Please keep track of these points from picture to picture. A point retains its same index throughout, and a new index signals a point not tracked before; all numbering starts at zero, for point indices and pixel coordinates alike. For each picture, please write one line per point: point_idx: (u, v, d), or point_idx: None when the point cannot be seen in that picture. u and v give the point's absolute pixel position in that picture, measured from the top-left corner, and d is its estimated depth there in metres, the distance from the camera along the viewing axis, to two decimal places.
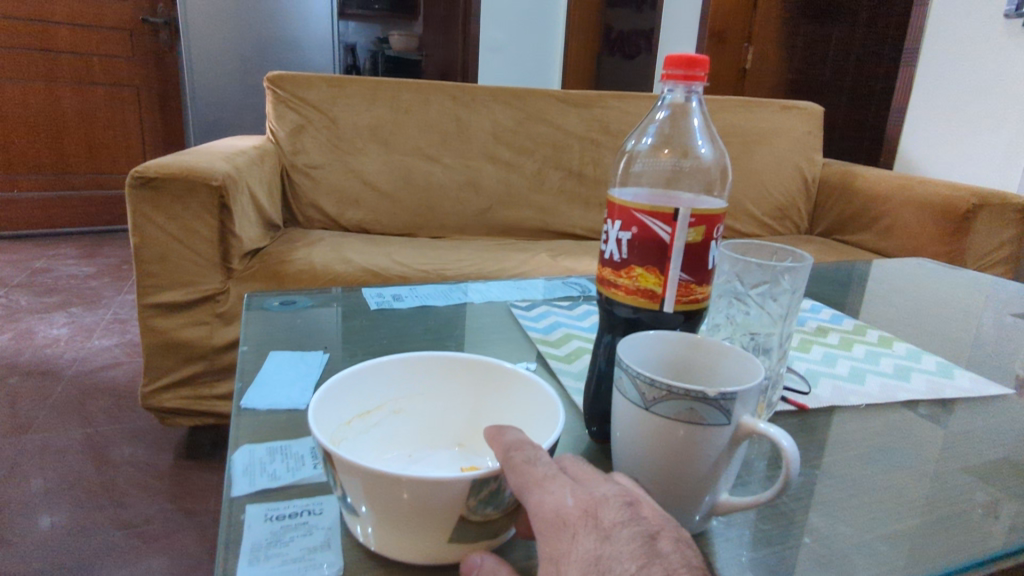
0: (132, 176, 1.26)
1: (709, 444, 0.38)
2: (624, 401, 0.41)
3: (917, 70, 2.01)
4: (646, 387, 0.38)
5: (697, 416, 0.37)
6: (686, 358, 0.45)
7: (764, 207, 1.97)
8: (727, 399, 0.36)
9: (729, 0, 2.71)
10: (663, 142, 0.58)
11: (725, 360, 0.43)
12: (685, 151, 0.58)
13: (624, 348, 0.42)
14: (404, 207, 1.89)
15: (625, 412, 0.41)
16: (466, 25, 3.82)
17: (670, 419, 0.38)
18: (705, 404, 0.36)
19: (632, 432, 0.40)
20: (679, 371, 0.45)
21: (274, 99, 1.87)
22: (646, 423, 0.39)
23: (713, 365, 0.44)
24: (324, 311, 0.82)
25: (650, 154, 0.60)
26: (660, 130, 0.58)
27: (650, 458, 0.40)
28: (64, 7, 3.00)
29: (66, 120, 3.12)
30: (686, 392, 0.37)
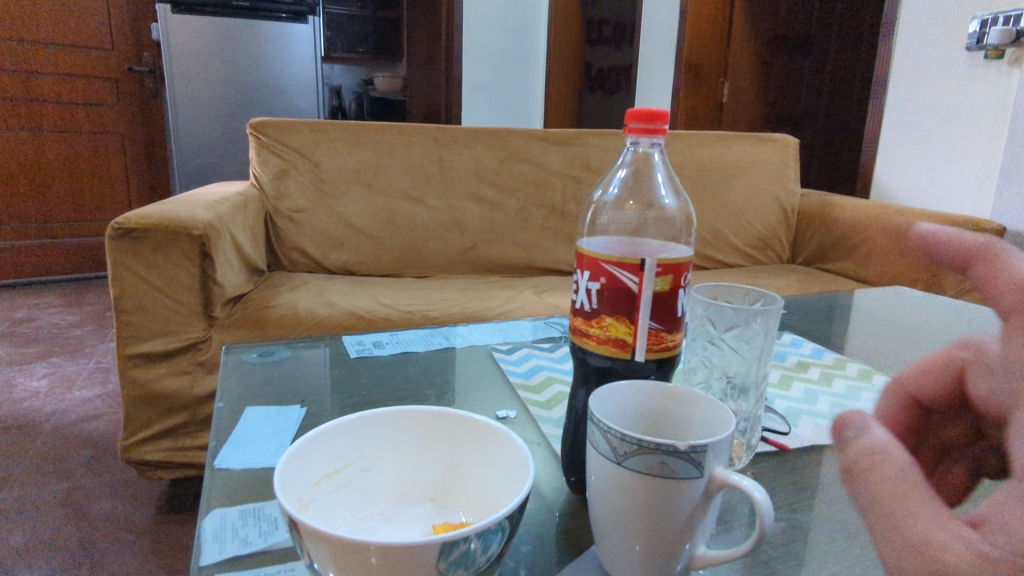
0: (112, 227, 1.26)
1: (683, 497, 0.37)
2: (597, 455, 0.40)
3: (886, 102, 2.07)
4: (617, 441, 0.38)
5: (670, 469, 0.37)
6: (660, 407, 0.44)
7: (745, 237, 1.99)
8: (697, 452, 0.36)
9: (703, 38, 2.79)
10: (630, 192, 0.59)
11: (697, 409, 0.43)
12: (650, 202, 0.60)
13: (596, 400, 0.42)
14: (389, 248, 1.89)
15: (598, 466, 0.40)
16: (448, 67, 3.90)
17: (644, 473, 0.38)
18: (676, 458, 0.36)
19: (607, 487, 0.40)
20: (654, 422, 0.44)
21: (257, 145, 1.89)
22: (619, 477, 0.39)
23: (688, 415, 0.44)
24: (304, 361, 0.81)
25: (616, 205, 0.61)
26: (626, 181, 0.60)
27: (626, 512, 0.39)
28: (49, 58, 3.04)
29: (49, 169, 3.13)
30: (657, 446, 0.37)
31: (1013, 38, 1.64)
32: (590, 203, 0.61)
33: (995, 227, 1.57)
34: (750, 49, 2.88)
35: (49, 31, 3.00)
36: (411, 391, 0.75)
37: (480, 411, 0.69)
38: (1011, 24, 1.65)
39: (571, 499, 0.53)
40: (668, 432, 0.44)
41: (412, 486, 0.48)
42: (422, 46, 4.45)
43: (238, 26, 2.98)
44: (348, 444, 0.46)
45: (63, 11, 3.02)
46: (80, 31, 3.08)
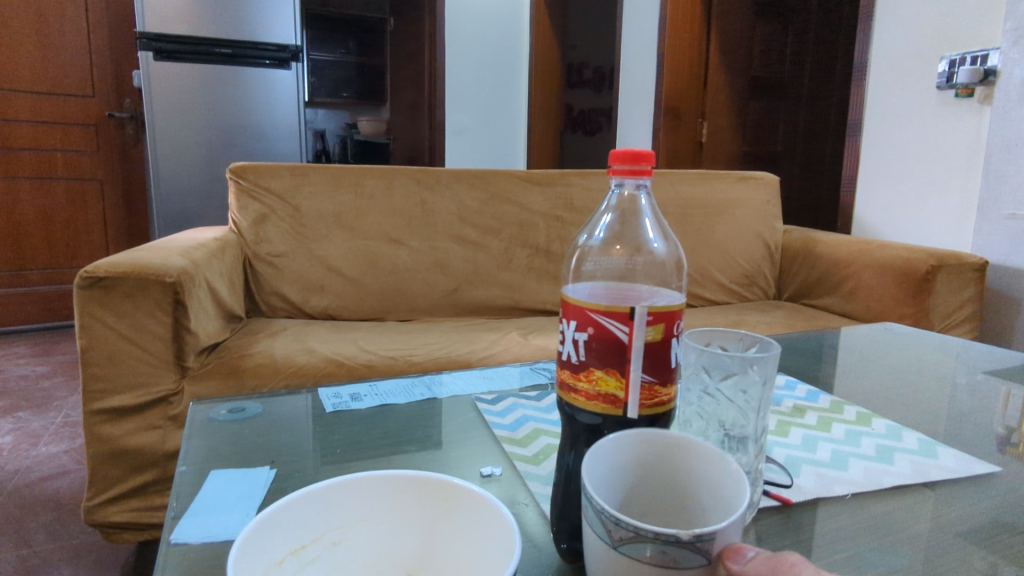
0: (80, 276, 1.21)
1: None
2: (594, 535, 0.37)
3: (862, 139, 2.11)
4: (613, 526, 0.35)
5: (671, 560, 0.33)
6: (659, 457, 0.41)
7: (729, 274, 1.99)
8: (703, 541, 0.32)
9: (682, 79, 2.85)
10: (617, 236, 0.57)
11: (697, 461, 0.40)
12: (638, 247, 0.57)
13: (589, 467, 0.38)
14: (371, 292, 1.86)
15: (596, 549, 0.37)
16: (432, 110, 3.96)
17: (642, 562, 0.34)
18: (678, 548, 0.32)
19: (605, 569, 0.36)
20: (654, 474, 0.41)
21: (237, 189, 1.86)
22: (617, 565, 0.35)
23: (685, 461, 0.40)
24: (276, 417, 0.77)
25: (603, 251, 0.58)
26: (613, 226, 0.58)
27: None
28: (28, 105, 3.01)
29: (25, 216, 3.07)
30: (655, 535, 0.33)
31: (981, 77, 1.68)
32: (575, 247, 0.58)
33: (976, 261, 1.58)
34: (727, 90, 2.94)
35: (29, 79, 3.00)
36: (390, 447, 0.71)
37: (464, 468, 0.65)
38: (979, 64, 1.70)
39: (562, 567, 0.49)
40: (670, 486, 0.41)
41: (388, 560, 0.44)
42: (406, 90, 4.51)
43: (222, 72, 2.99)
44: (319, 515, 0.42)
45: (43, 58, 3.02)
46: (62, 78, 3.08)
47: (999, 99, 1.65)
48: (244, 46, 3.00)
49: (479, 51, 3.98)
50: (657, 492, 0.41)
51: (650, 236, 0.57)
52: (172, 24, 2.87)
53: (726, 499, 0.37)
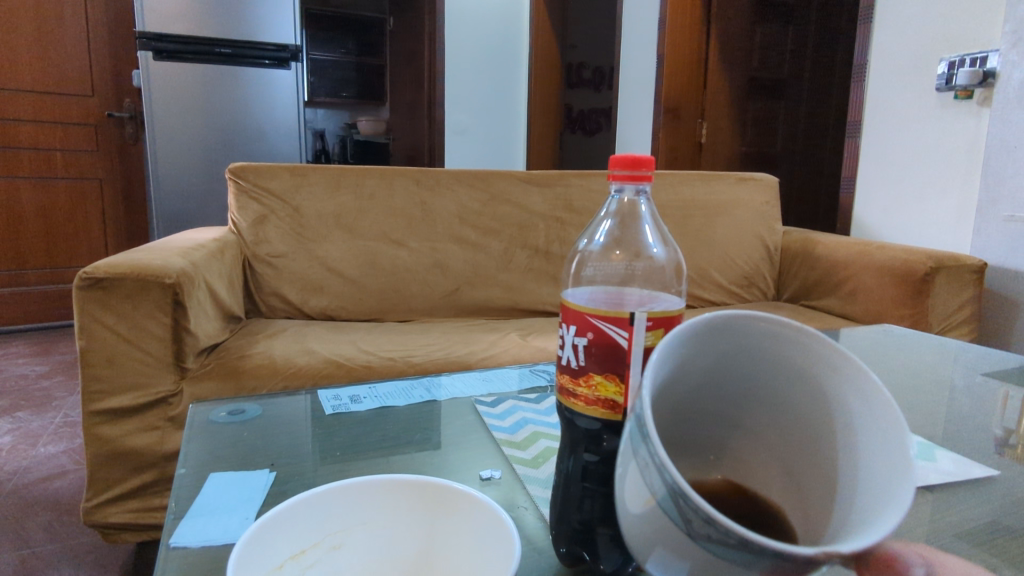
0: (80, 276, 1.21)
1: None
2: (653, 502, 0.32)
3: (861, 140, 2.11)
4: (698, 519, 0.30)
5: (763, 568, 0.29)
6: (731, 338, 0.41)
7: (729, 275, 1.99)
8: (812, 561, 0.28)
9: (680, 81, 2.85)
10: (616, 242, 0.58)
11: (775, 336, 0.40)
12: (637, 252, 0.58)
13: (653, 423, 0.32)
14: (371, 292, 1.86)
15: (651, 512, 0.33)
16: (431, 111, 3.96)
17: (724, 559, 0.30)
18: (780, 561, 0.28)
19: (659, 532, 0.33)
20: (723, 351, 0.41)
21: (237, 190, 1.86)
22: (685, 548, 0.31)
23: (751, 341, 0.41)
24: (275, 419, 0.77)
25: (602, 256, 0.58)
26: (613, 232, 0.58)
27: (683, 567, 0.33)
28: (27, 104, 3.01)
29: (24, 216, 3.07)
30: (754, 547, 0.28)
31: (981, 78, 1.68)
32: (575, 250, 0.59)
33: (975, 263, 1.58)
34: (726, 91, 2.93)
35: (27, 78, 2.99)
36: (389, 451, 0.71)
37: (463, 471, 0.65)
38: (978, 66, 1.70)
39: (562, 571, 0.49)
40: (741, 358, 0.42)
41: (386, 565, 0.44)
42: (405, 91, 4.51)
43: (221, 71, 2.99)
44: (315, 518, 0.42)
45: (43, 58, 3.02)
46: (61, 78, 3.07)
47: (998, 102, 1.65)
48: (243, 46, 3.00)
49: (479, 52, 3.98)
50: (728, 365, 0.42)
51: (650, 242, 0.57)
52: (171, 24, 2.86)
53: (813, 378, 0.40)
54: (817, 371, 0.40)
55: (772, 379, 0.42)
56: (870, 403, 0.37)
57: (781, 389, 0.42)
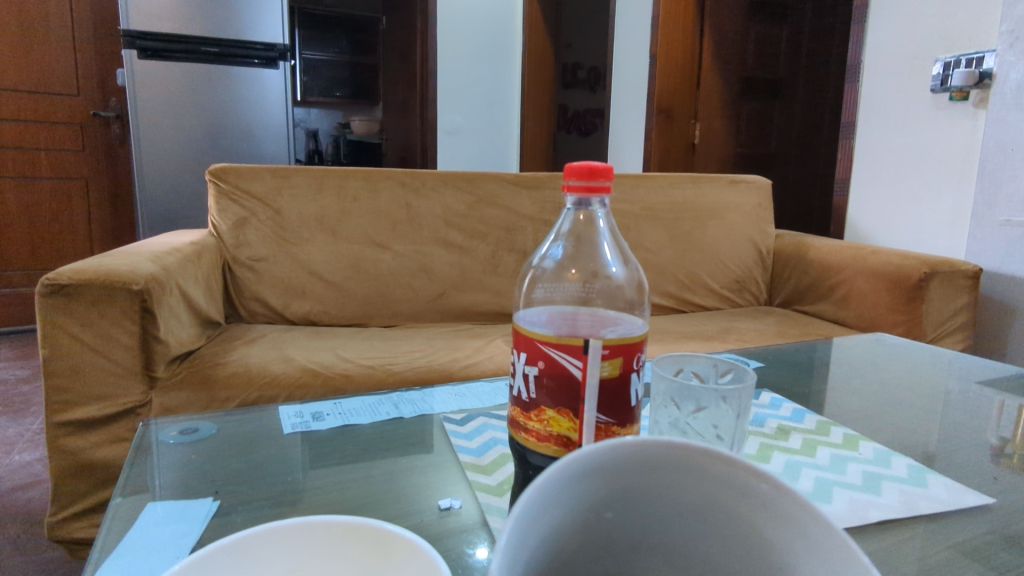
0: (42, 283, 1.17)
1: None
2: None
3: (855, 143, 2.07)
4: None
5: None
6: (633, 467, 0.33)
7: (721, 280, 1.95)
8: None
9: (674, 81, 2.81)
10: (571, 259, 0.58)
11: (690, 462, 0.33)
12: (595, 272, 0.58)
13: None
14: (354, 297, 1.81)
15: None
16: (423, 111, 3.92)
17: None
18: None
19: None
20: (622, 484, 0.33)
21: (216, 192, 1.82)
22: None
23: (662, 472, 0.33)
24: (233, 439, 0.73)
25: (555, 277, 0.58)
26: (566, 255, 0.60)
27: None
28: (12, 105, 2.97)
29: (8, 218, 3.03)
30: None
31: (976, 80, 1.65)
32: (527, 270, 0.58)
33: (970, 268, 1.54)
34: (721, 91, 2.89)
35: (12, 77, 2.95)
36: (348, 477, 0.67)
37: (423, 500, 0.61)
38: (974, 67, 1.67)
39: None
40: (644, 490, 0.34)
41: None
42: (398, 90, 4.46)
43: (209, 71, 2.94)
44: (235, 567, 0.38)
45: (26, 56, 2.97)
46: (45, 77, 3.02)
47: (995, 103, 1.61)
48: (230, 45, 2.95)
49: (471, 52, 3.94)
50: (632, 502, 0.34)
51: (608, 260, 0.58)
52: (156, 22, 2.82)
53: (746, 521, 0.32)
54: (743, 505, 0.32)
55: (697, 519, 0.34)
56: (814, 548, 0.30)
57: (703, 535, 0.34)
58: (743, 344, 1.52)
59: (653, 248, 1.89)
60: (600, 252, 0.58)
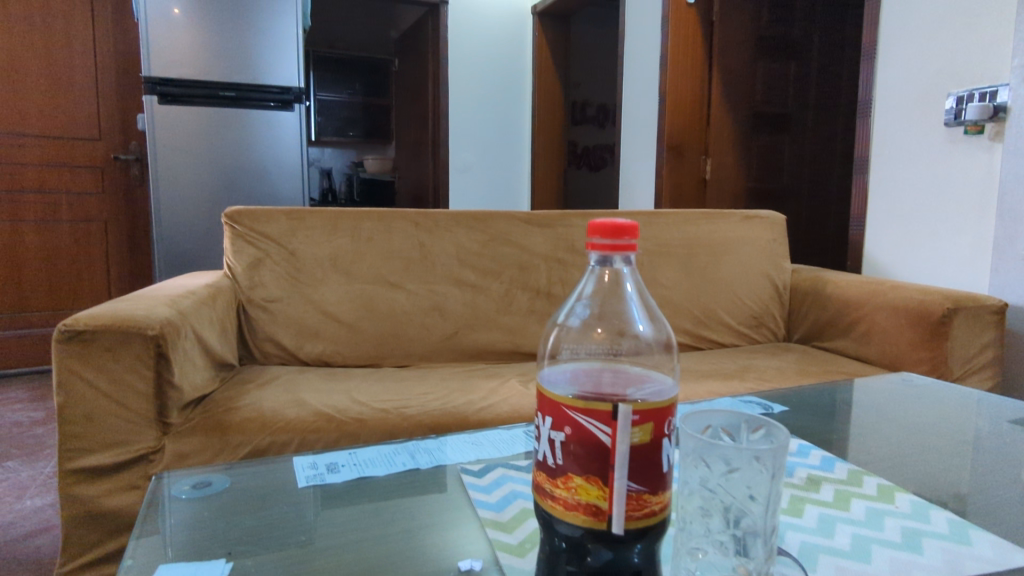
0: (60, 329, 1.18)
1: None
2: None
3: (869, 177, 2.06)
4: None
5: None
6: None
7: (738, 316, 1.93)
8: None
9: (683, 117, 2.84)
10: (597, 317, 0.61)
11: None
12: (619, 332, 0.61)
13: None
14: (368, 337, 1.80)
15: None
16: (435, 150, 3.98)
17: None
18: None
19: None
20: None
21: (232, 234, 1.83)
22: None
23: None
24: (247, 493, 0.71)
25: (580, 334, 0.61)
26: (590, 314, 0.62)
27: None
28: (36, 150, 3.05)
29: (28, 260, 3.08)
30: None
31: (991, 113, 1.64)
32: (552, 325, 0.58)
33: (995, 303, 1.51)
34: (731, 126, 2.91)
35: (38, 124, 3.04)
36: (363, 535, 0.64)
37: (442, 560, 0.58)
38: (987, 101, 1.66)
39: None
40: None
41: None
42: (410, 130, 4.54)
43: (226, 114, 3.00)
44: None
45: (51, 103, 3.06)
46: (68, 123, 3.11)
47: (1011, 137, 1.60)
48: (247, 88, 3.02)
49: (482, 92, 4.02)
50: None
51: (637, 320, 0.60)
52: (175, 68, 2.89)
53: None
54: None
55: None
56: None
57: None
58: (764, 383, 1.49)
59: (668, 284, 1.88)
60: (626, 313, 0.61)
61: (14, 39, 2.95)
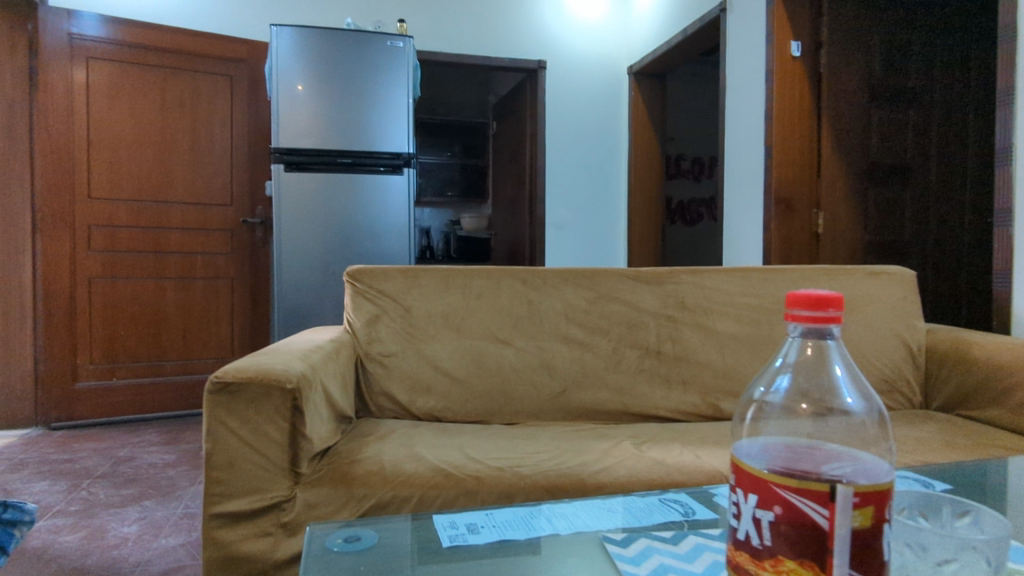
0: (211, 381, 1.28)
1: None
2: None
3: (1014, 230, 1.89)
4: None
5: None
6: None
7: (868, 379, 1.80)
8: None
9: (791, 169, 2.76)
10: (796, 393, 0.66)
11: None
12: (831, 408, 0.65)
13: None
14: (477, 394, 1.83)
15: None
16: (532, 208, 4.08)
17: None
18: None
19: None
20: None
21: (353, 291, 1.94)
22: None
23: None
24: (393, 550, 0.73)
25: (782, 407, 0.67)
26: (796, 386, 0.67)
27: None
28: (180, 215, 3.40)
29: (166, 314, 3.39)
30: None
31: None
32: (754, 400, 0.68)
33: None
34: (844, 179, 2.80)
35: (184, 192, 3.41)
36: None
37: None
38: None
39: None
40: None
41: None
42: (507, 189, 4.69)
43: (343, 179, 3.24)
44: None
45: (194, 174, 3.43)
46: (208, 191, 3.46)
47: None
48: (363, 155, 3.24)
49: (579, 151, 4.11)
50: None
51: (845, 395, 0.64)
52: (302, 139, 3.16)
53: None
54: None
55: None
56: None
57: None
58: (907, 456, 1.36)
59: None
60: (836, 390, 0.64)
61: (169, 120, 3.36)
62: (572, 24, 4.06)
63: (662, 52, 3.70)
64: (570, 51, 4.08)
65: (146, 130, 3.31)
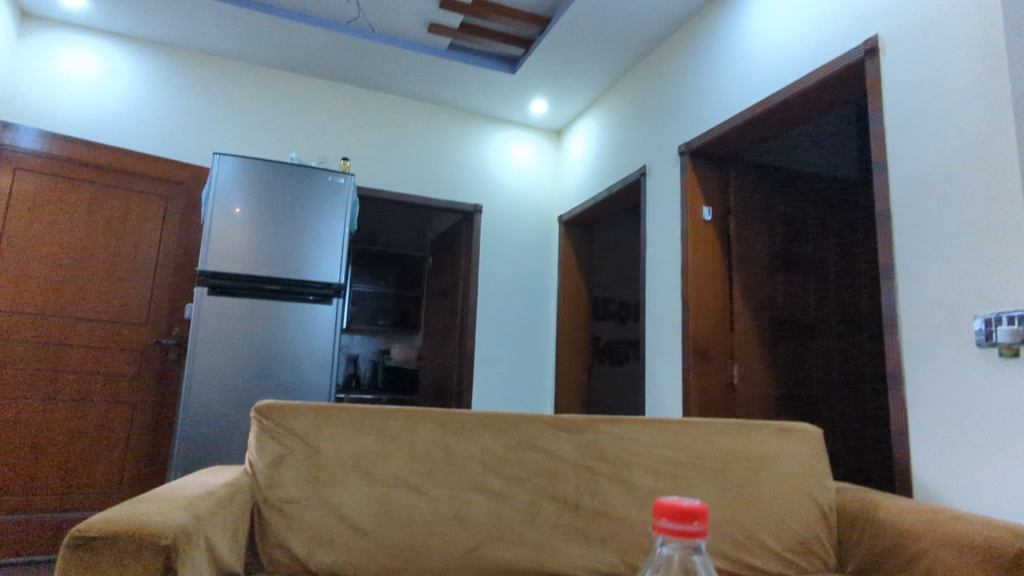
0: (71, 535, 1.13)
1: None
2: None
3: (906, 392, 1.95)
4: None
5: None
6: None
7: (784, 540, 1.81)
8: None
9: (706, 323, 2.91)
10: None
11: None
12: None
13: None
14: (384, 549, 1.69)
15: None
16: (462, 344, 4.09)
17: None
18: None
19: None
20: None
21: (258, 428, 1.81)
22: None
23: None
24: None
25: None
26: None
27: None
28: (87, 332, 3.19)
29: (50, 437, 3.04)
30: None
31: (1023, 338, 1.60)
32: None
33: None
34: (754, 335, 2.97)
35: (96, 308, 3.23)
36: None
37: None
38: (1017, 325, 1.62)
39: None
40: None
41: None
42: (439, 322, 4.71)
43: (269, 306, 3.17)
44: None
45: (110, 290, 3.28)
46: (122, 309, 3.30)
47: None
48: (293, 283, 3.22)
49: (510, 290, 4.24)
50: None
51: None
52: (230, 263, 3.11)
53: None
54: None
55: None
56: None
57: None
58: None
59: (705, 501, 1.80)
60: None
61: (92, 235, 3.26)
62: (507, 176, 4.42)
63: (590, 206, 4.00)
64: (505, 198, 4.37)
65: (65, 243, 3.18)
